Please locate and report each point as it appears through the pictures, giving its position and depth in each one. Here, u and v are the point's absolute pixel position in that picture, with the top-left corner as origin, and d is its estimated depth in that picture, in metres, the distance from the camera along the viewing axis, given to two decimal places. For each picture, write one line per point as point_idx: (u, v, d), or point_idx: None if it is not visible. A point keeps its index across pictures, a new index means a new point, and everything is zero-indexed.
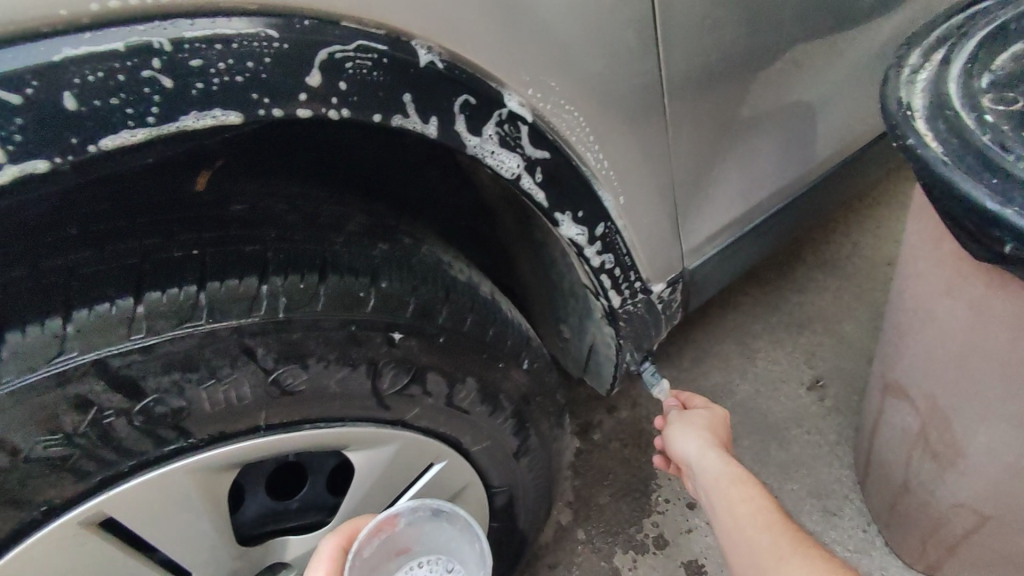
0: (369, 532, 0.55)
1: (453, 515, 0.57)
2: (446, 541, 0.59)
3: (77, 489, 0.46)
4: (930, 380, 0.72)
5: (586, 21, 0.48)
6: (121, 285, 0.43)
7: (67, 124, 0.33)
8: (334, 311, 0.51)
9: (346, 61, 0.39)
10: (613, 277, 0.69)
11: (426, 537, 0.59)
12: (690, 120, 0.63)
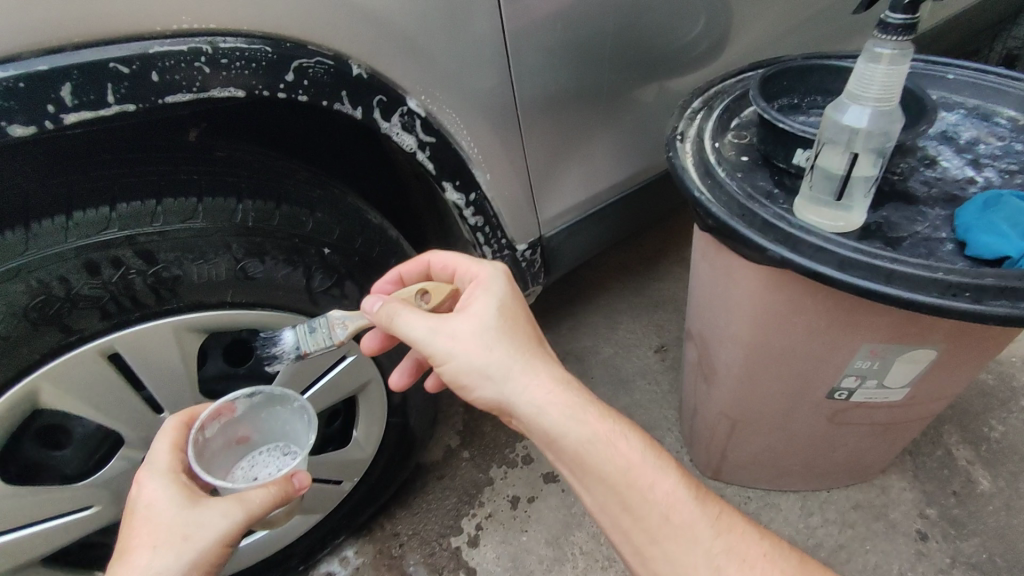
0: (207, 414, 0.72)
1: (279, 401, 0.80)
2: (274, 426, 0.82)
3: (102, 326, 0.69)
4: (700, 322, 1.06)
5: (462, 57, 0.77)
6: (146, 192, 0.66)
7: (147, 87, 0.56)
8: (285, 228, 0.76)
9: (309, 67, 0.64)
10: (484, 234, 0.97)
11: (258, 423, 0.81)
12: (539, 127, 0.94)
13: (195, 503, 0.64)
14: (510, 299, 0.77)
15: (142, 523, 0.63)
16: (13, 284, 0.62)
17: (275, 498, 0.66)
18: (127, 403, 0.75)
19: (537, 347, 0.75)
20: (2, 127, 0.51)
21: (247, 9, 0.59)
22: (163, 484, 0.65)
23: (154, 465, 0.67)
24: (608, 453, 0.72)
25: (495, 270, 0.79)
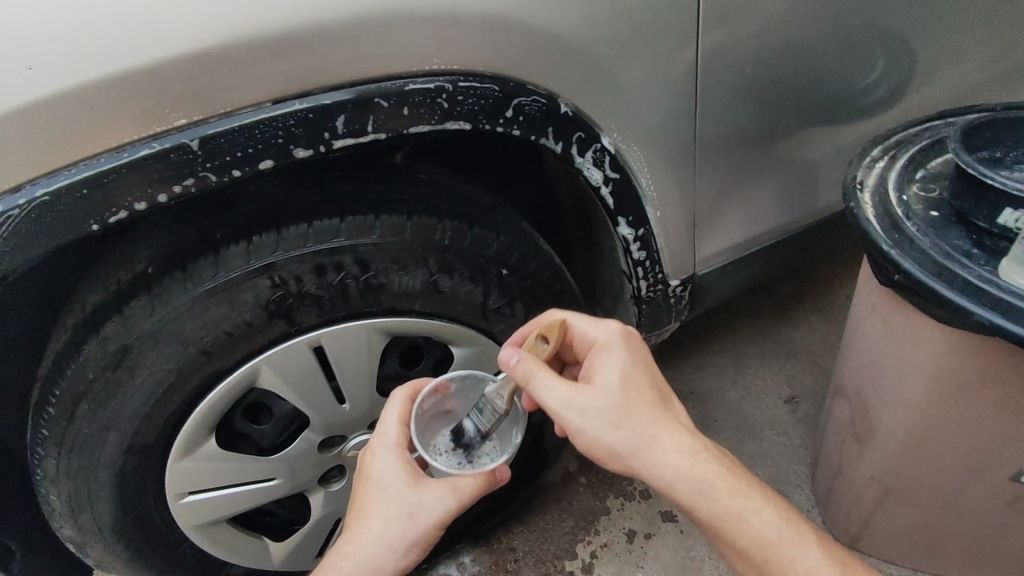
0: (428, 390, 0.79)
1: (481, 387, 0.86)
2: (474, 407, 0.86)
3: (317, 320, 0.78)
4: (859, 378, 1.01)
5: (653, 98, 0.81)
6: (369, 207, 0.75)
7: (399, 118, 0.64)
8: (474, 247, 0.83)
9: (526, 105, 0.70)
10: (644, 268, 0.99)
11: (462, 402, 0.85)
12: (711, 168, 0.95)
13: (418, 483, 0.74)
14: (636, 364, 0.75)
15: (376, 491, 0.74)
16: (259, 279, 0.72)
17: (480, 487, 0.74)
18: (321, 392, 0.84)
19: (668, 415, 0.74)
20: (289, 149, 0.60)
21: (484, 53, 0.66)
22: (393, 458, 0.75)
23: (384, 438, 0.76)
24: (756, 527, 0.73)
25: (617, 335, 0.77)
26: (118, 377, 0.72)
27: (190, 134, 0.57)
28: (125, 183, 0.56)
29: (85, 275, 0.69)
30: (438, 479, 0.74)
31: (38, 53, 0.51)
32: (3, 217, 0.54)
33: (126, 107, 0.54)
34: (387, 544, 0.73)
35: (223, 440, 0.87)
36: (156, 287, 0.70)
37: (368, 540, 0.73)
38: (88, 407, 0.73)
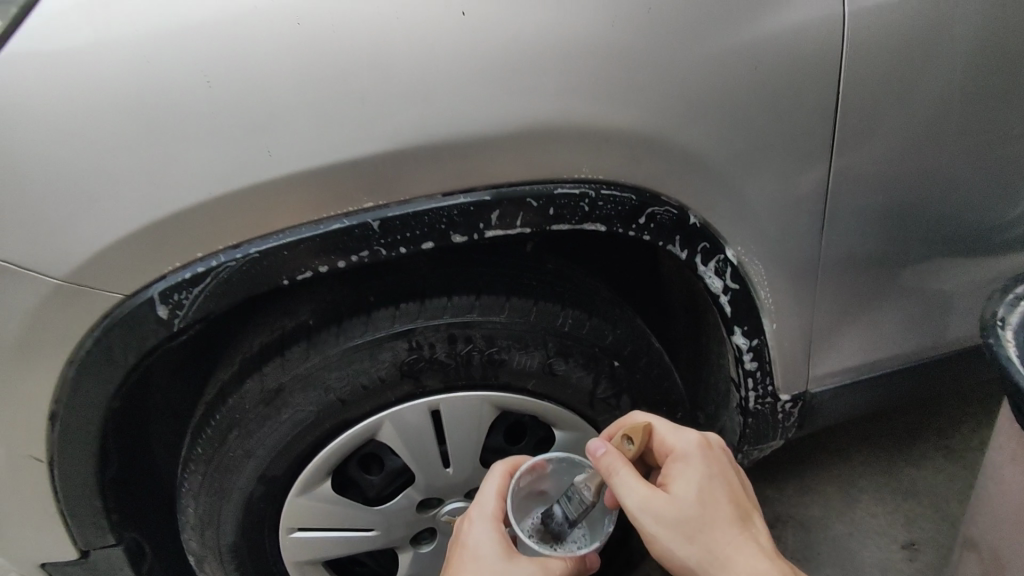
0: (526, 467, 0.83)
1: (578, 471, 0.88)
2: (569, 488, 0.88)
3: (440, 385, 0.85)
4: (995, 533, 0.91)
5: (780, 216, 0.84)
6: (502, 289, 0.82)
7: (544, 216, 0.72)
8: (591, 337, 0.87)
9: (659, 214, 0.76)
10: (755, 378, 0.98)
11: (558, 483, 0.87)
12: (833, 287, 0.95)
13: (511, 557, 0.75)
14: (715, 481, 0.74)
15: (470, 560, 0.75)
16: (398, 342, 0.81)
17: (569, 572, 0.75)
18: (430, 453, 0.90)
19: (747, 537, 0.72)
20: (449, 234, 0.70)
21: (626, 167, 0.73)
22: (489, 528, 0.77)
23: (482, 510, 0.79)
24: None
25: (696, 446, 0.76)
26: (267, 412, 0.82)
27: (374, 215, 0.68)
28: (317, 249, 0.68)
29: (260, 323, 0.80)
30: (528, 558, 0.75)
31: (277, 143, 0.63)
32: (223, 266, 0.67)
33: (331, 190, 0.66)
34: None
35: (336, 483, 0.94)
36: (314, 337, 0.80)
37: None
38: (236, 433, 0.83)
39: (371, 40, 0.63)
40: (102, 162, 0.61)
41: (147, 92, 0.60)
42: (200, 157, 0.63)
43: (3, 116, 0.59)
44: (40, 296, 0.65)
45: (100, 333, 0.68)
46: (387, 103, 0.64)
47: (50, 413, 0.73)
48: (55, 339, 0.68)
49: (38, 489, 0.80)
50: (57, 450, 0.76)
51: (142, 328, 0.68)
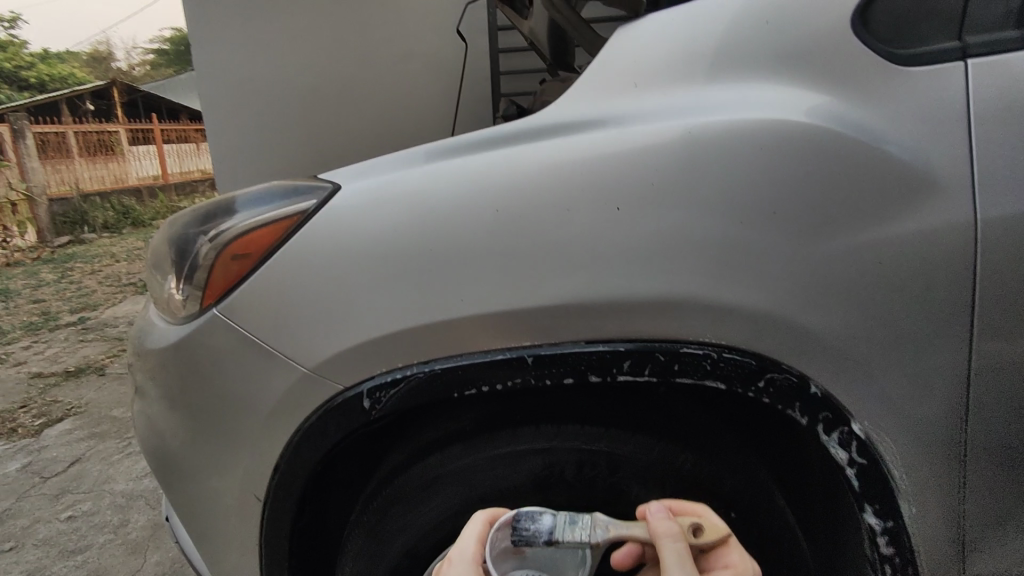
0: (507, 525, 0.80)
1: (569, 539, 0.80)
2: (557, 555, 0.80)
3: (564, 503, 0.96)
4: None
5: (914, 398, 0.85)
6: (629, 426, 0.94)
7: (671, 368, 0.84)
8: (708, 483, 0.94)
9: (779, 379, 0.84)
10: (892, 568, 0.91)
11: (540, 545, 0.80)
12: (986, 480, 0.89)
13: None
14: None
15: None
16: (534, 458, 0.95)
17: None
18: None
19: None
20: (586, 373, 0.85)
21: (748, 335, 0.83)
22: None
23: (463, 554, 0.76)
24: None
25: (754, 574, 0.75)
26: (421, 498, 0.98)
27: (530, 352, 0.86)
28: (483, 372, 0.87)
29: (429, 424, 0.99)
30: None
31: (470, 291, 0.86)
32: (414, 374, 0.88)
33: (501, 329, 0.86)
34: None
35: None
36: (469, 442, 0.97)
37: None
38: (392, 511, 1.00)
39: (547, 225, 0.86)
40: (355, 293, 0.89)
41: (395, 252, 0.89)
42: (418, 295, 0.87)
43: (307, 259, 0.92)
44: (295, 378, 0.92)
45: (323, 412, 0.93)
46: (553, 269, 0.85)
47: (275, 465, 0.98)
48: (293, 411, 0.94)
49: (250, 523, 1.05)
50: (271, 495, 1.00)
51: (350, 414, 0.91)
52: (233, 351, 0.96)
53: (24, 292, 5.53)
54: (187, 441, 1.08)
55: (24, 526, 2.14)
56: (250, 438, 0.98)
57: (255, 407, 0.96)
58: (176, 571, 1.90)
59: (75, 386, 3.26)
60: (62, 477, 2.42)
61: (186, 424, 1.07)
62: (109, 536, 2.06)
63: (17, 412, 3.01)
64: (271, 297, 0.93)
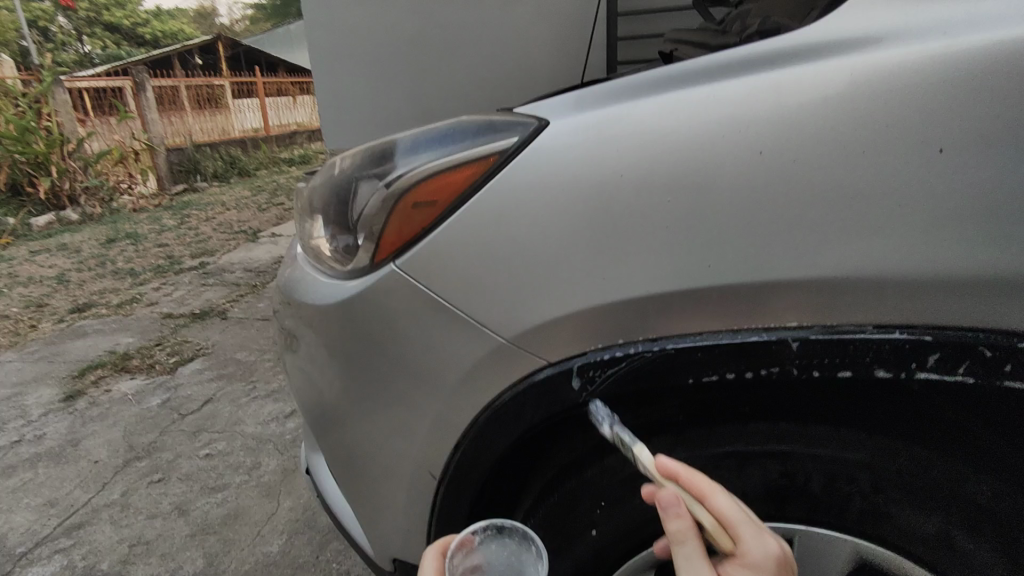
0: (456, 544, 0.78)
1: (523, 539, 0.81)
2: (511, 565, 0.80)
3: (802, 516, 0.81)
4: None
5: None
6: (908, 436, 0.75)
7: (1003, 369, 0.65)
8: (1006, 514, 0.75)
9: None
10: None
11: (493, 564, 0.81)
12: None
13: None
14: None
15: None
16: (770, 462, 0.79)
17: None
18: None
19: None
20: (873, 368, 0.66)
21: None
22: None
23: None
24: None
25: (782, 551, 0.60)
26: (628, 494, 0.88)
27: (796, 336, 0.68)
28: (728, 356, 0.70)
29: (629, 414, 0.82)
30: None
31: (720, 258, 0.69)
32: (638, 355, 0.73)
33: (757, 307, 0.69)
34: None
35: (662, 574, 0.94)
36: (685, 434, 0.82)
37: None
38: (587, 504, 0.89)
39: (829, 171, 0.66)
40: (565, 251, 0.74)
41: (618, 201, 0.72)
42: (648, 260, 0.71)
43: (506, 207, 0.77)
44: (488, 350, 0.80)
45: (518, 387, 0.80)
46: (837, 233, 0.66)
47: (458, 443, 0.88)
48: (484, 387, 0.82)
49: (421, 500, 0.97)
50: (450, 474, 0.91)
51: (551, 394, 0.78)
52: (416, 315, 0.85)
53: (150, 237, 5.91)
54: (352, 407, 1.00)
55: (168, 460, 2.25)
56: (429, 412, 0.88)
57: (438, 379, 0.85)
58: (308, 518, 1.93)
59: (202, 328, 3.42)
60: (197, 415, 2.53)
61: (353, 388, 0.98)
62: (244, 477, 2.13)
63: (154, 349, 3.19)
64: (460, 250, 0.80)
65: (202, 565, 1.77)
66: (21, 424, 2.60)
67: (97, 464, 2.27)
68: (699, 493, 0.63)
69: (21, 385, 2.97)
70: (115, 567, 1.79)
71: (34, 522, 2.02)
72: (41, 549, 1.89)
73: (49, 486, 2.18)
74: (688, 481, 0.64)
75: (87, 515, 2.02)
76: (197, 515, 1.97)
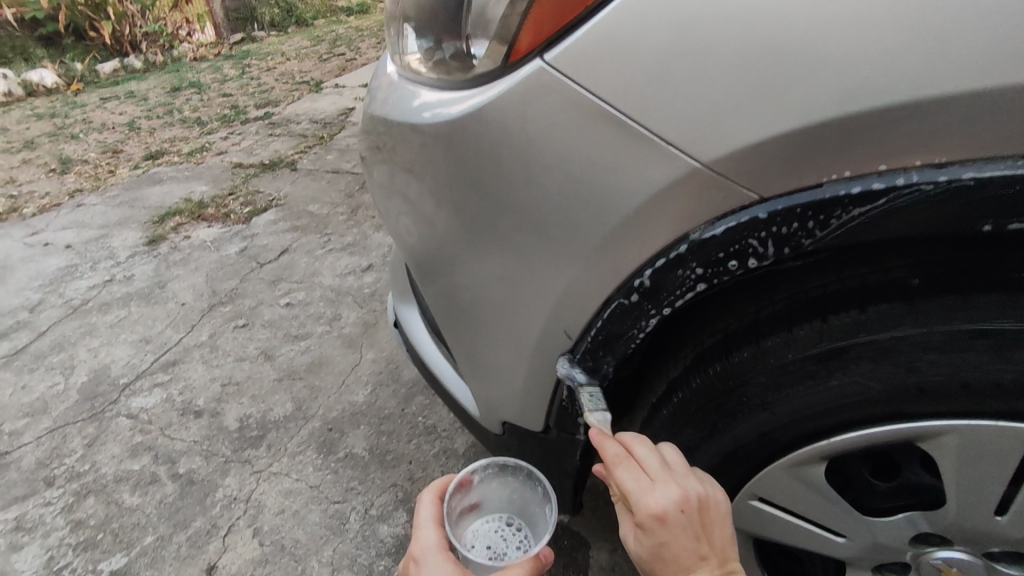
0: (453, 485, 0.94)
1: (523, 476, 1.00)
2: (505, 500, 1.01)
3: None
4: None
5: None
6: None
7: None
8: None
9: None
10: None
11: (488, 496, 1.01)
12: None
13: None
14: (664, 506, 0.69)
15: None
16: None
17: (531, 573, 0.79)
18: (989, 489, 0.69)
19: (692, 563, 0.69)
20: None
21: None
22: (439, 560, 0.81)
23: (424, 542, 0.84)
24: None
25: (670, 485, 0.70)
26: (806, 377, 0.72)
27: None
28: None
29: (828, 275, 0.68)
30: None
31: None
32: (913, 188, 0.58)
33: None
34: None
35: (829, 472, 0.80)
36: (908, 303, 0.66)
37: None
38: (758, 384, 0.75)
39: None
40: (817, 46, 0.57)
41: None
42: (900, 48, 0.54)
43: None
44: (679, 177, 0.64)
45: (708, 233, 0.66)
46: None
47: (608, 296, 0.77)
48: (658, 228, 0.69)
49: (553, 359, 0.87)
50: (593, 331, 0.80)
51: (756, 242, 0.64)
52: (576, 138, 0.69)
53: (214, 86, 5.73)
54: (476, 252, 0.88)
55: (251, 307, 2.25)
56: (578, 258, 0.76)
57: (597, 218, 0.72)
58: (392, 370, 1.89)
59: (273, 179, 3.32)
60: (275, 264, 2.50)
61: (478, 231, 0.85)
62: (326, 327, 2.10)
63: (227, 199, 3.13)
64: (665, 52, 0.63)
65: (291, 408, 1.78)
66: (111, 265, 2.66)
67: (185, 307, 2.30)
68: (606, 460, 0.76)
69: (106, 228, 3.01)
70: (211, 403, 1.83)
71: (133, 356, 2.08)
72: (141, 381, 1.96)
73: (143, 324, 2.24)
74: (602, 448, 0.77)
75: (179, 354, 2.06)
76: (283, 361, 1.97)
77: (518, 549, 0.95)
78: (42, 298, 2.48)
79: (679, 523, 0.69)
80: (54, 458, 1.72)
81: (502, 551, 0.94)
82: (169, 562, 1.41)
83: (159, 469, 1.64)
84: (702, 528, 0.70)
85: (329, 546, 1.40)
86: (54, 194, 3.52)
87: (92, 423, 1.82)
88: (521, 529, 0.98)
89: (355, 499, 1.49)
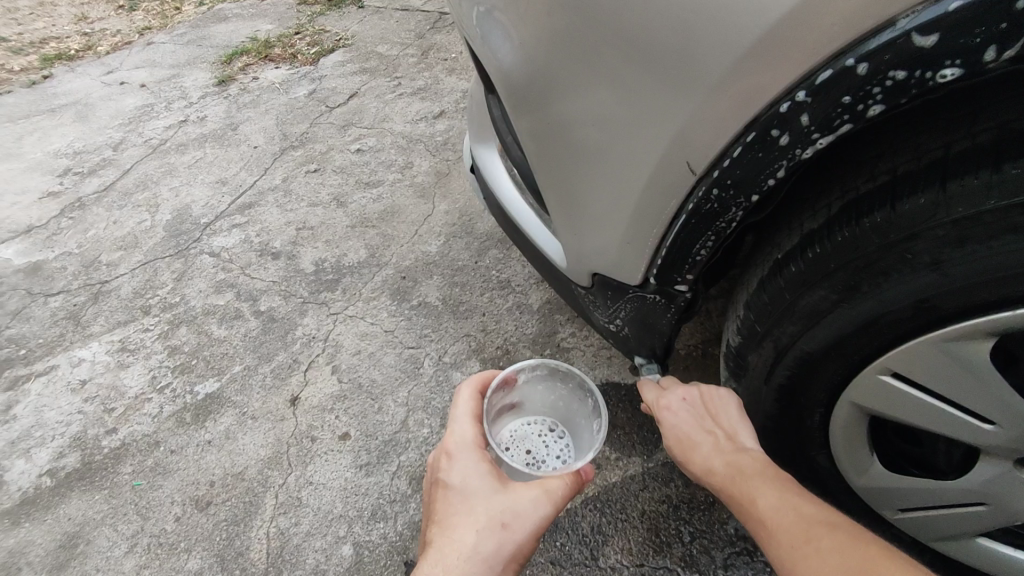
0: (497, 383, 0.88)
1: (576, 384, 0.93)
2: (549, 404, 0.96)
3: None
4: None
5: None
6: None
7: None
8: None
9: None
10: None
11: (531, 397, 0.96)
12: None
13: (503, 486, 0.75)
14: (686, 414, 0.89)
15: (462, 500, 0.74)
16: None
17: (572, 488, 0.76)
18: None
19: (704, 441, 0.85)
20: None
21: None
22: (474, 459, 0.78)
23: (459, 437, 0.80)
24: None
25: (675, 396, 0.92)
26: (1012, 230, 0.57)
27: None
28: None
29: None
30: (527, 484, 0.75)
31: None
32: None
33: None
34: (480, 560, 0.70)
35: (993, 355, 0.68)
36: None
37: (464, 536, 0.71)
38: (941, 233, 0.60)
39: None
40: None
41: None
42: None
43: None
44: None
45: (924, 22, 0.50)
46: None
47: (752, 118, 0.62)
48: (843, 18, 0.53)
49: (667, 201, 0.74)
50: (725, 165, 0.66)
51: (992, 39, 0.49)
52: None
53: None
54: (583, 63, 0.71)
55: (322, 152, 2.18)
56: (719, 68, 0.60)
57: (764, 7, 0.55)
58: (465, 222, 1.81)
59: (339, 17, 3.08)
60: (345, 108, 2.38)
61: (591, 33, 0.68)
62: (397, 175, 2.02)
63: (293, 38, 2.96)
64: None
65: (365, 255, 1.76)
66: (185, 105, 2.62)
67: (257, 150, 2.26)
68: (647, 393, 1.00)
69: (178, 67, 2.94)
70: (287, 246, 1.84)
71: (212, 197, 2.10)
72: (221, 222, 1.98)
73: (219, 166, 2.23)
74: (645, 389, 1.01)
75: (255, 197, 2.05)
76: (356, 207, 1.93)
77: (558, 458, 0.92)
78: (124, 137, 2.50)
79: (681, 410, 0.90)
80: (148, 289, 1.80)
81: (540, 456, 0.91)
82: (257, 390, 1.49)
83: (242, 305, 1.69)
84: (706, 412, 0.88)
85: (405, 387, 1.43)
86: (126, 31, 3.45)
87: (179, 259, 1.88)
88: (563, 437, 0.95)
89: (429, 346, 1.49)
